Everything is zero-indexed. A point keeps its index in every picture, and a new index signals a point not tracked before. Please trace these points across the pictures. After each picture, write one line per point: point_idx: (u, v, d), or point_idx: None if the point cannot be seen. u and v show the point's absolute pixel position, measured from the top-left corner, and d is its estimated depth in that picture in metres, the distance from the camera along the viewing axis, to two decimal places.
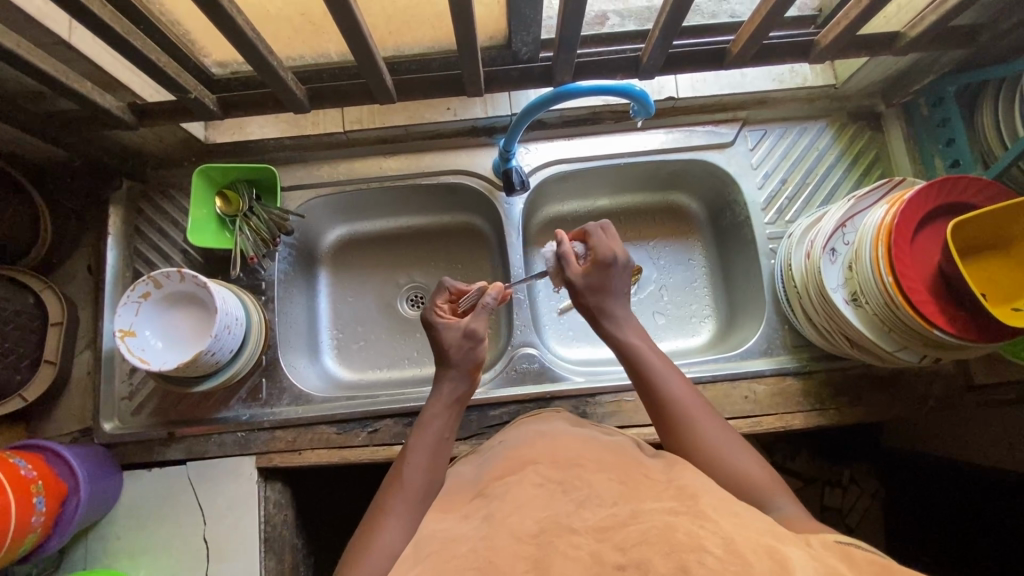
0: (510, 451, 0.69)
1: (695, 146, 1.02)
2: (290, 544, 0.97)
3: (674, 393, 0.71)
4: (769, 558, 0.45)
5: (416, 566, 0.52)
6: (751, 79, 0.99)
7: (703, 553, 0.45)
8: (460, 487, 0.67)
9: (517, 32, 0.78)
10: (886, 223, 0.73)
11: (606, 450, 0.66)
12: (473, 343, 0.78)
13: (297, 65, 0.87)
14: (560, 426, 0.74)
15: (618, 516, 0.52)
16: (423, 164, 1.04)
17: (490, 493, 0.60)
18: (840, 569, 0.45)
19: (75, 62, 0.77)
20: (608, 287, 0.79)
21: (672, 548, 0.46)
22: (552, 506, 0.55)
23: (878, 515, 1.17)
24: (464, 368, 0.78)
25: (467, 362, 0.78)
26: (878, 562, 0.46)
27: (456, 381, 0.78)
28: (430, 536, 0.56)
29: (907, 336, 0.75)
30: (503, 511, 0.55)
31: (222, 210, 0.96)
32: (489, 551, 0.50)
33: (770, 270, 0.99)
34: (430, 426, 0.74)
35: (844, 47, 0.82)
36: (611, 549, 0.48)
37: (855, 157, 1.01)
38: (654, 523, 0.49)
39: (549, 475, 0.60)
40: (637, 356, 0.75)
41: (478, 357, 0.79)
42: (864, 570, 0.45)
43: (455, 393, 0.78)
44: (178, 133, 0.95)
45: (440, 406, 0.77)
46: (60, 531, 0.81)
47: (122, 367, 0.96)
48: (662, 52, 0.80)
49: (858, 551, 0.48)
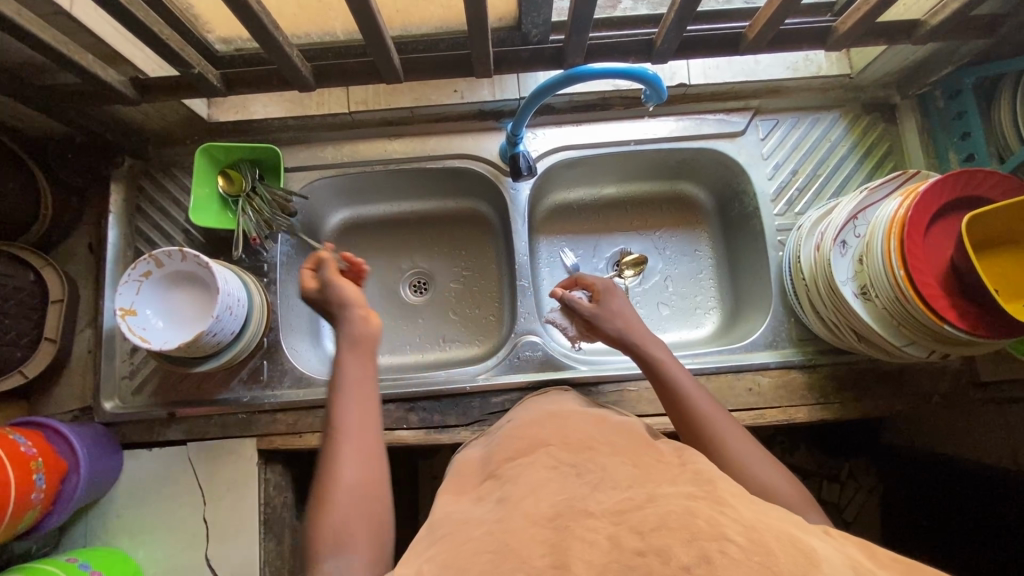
0: (517, 433, 0.69)
1: (705, 135, 1.00)
2: (291, 526, 0.97)
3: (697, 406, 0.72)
4: (794, 550, 0.43)
5: (429, 549, 0.51)
6: (764, 66, 0.98)
7: (725, 543, 0.43)
8: (468, 472, 0.67)
9: (527, 13, 0.77)
10: (899, 215, 0.71)
11: (613, 434, 0.66)
12: (337, 289, 0.77)
13: (302, 43, 0.85)
14: (569, 408, 0.74)
15: (634, 499, 0.50)
16: (427, 147, 1.02)
17: (500, 476, 0.60)
18: (863, 562, 0.44)
19: (76, 34, 0.75)
20: (620, 309, 0.83)
21: (694, 536, 0.44)
22: (565, 489, 0.54)
23: (874, 509, 1.19)
24: (350, 305, 0.76)
25: (345, 302, 0.76)
26: (903, 557, 0.46)
27: (347, 322, 0.75)
28: (442, 520, 0.56)
29: (916, 330, 0.74)
30: (516, 495, 0.54)
31: (225, 190, 0.95)
32: (504, 534, 0.48)
33: (778, 262, 0.97)
34: (344, 369, 0.73)
35: (861, 35, 0.80)
36: (629, 533, 0.46)
37: (867, 150, 1.00)
38: (672, 508, 0.48)
39: (560, 457, 0.60)
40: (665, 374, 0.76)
41: (352, 295, 0.77)
42: (888, 567, 0.44)
43: (358, 329, 0.75)
44: (180, 110, 0.93)
45: (346, 348, 0.74)
46: (60, 508, 0.81)
47: (122, 346, 0.96)
48: (677, 35, 0.78)
49: (879, 548, 0.47)
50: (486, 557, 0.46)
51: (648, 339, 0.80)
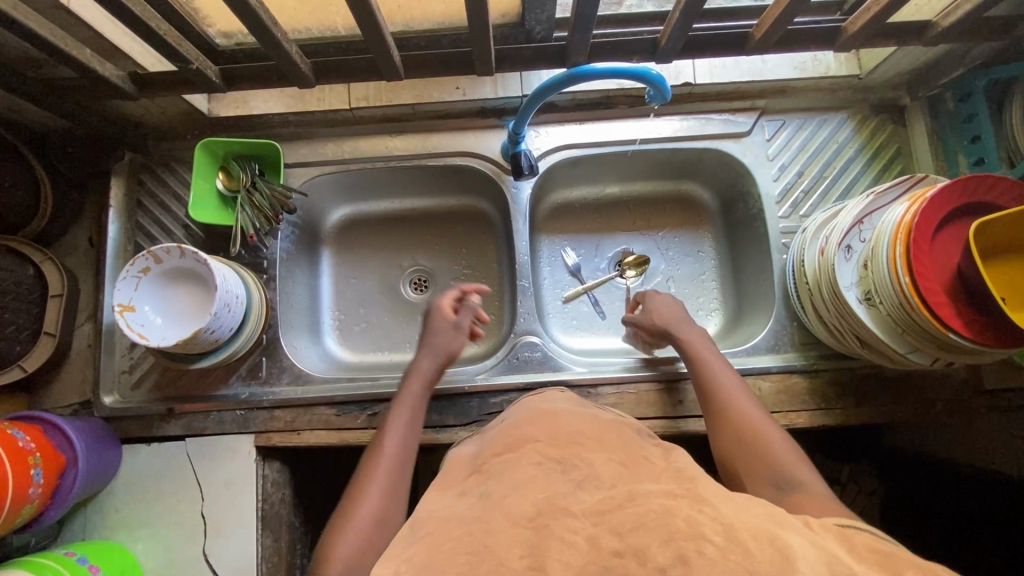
0: (507, 430, 0.68)
1: (710, 134, 0.99)
2: (287, 522, 0.97)
3: (737, 405, 0.74)
4: (771, 547, 0.43)
5: (410, 546, 0.50)
6: (771, 66, 0.96)
7: (702, 542, 0.43)
8: (456, 466, 0.66)
9: (531, 10, 0.76)
10: (906, 221, 0.70)
11: (603, 432, 0.65)
12: (457, 333, 0.88)
13: (302, 38, 0.84)
14: (560, 407, 0.73)
15: (615, 499, 0.50)
16: (429, 144, 1.02)
17: (486, 471, 0.60)
18: (838, 556, 0.44)
19: (74, 28, 0.74)
20: (668, 311, 0.90)
21: (671, 535, 0.44)
22: (550, 487, 0.53)
23: (876, 513, 1.17)
24: (442, 357, 0.86)
25: (443, 349, 0.86)
26: (883, 549, 0.45)
27: (432, 363, 0.85)
28: (425, 515, 0.55)
29: (921, 338, 0.73)
30: (499, 493, 0.53)
31: (223, 186, 0.94)
32: (483, 534, 0.48)
33: (781, 266, 0.96)
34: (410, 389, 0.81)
35: (872, 36, 0.79)
36: (608, 533, 0.46)
37: (875, 152, 0.98)
38: (653, 507, 0.48)
39: (547, 453, 0.59)
40: (710, 374, 0.79)
41: (453, 348, 0.87)
42: (864, 557, 0.44)
43: (430, 376, 0.84)
44: (180, 105, 0.92)
45: (419, 382, 0.83)
46: (59, 502, 0.81)
47: (122, 341, 0.96)
48: (682, 35, 0.77)
49: (858, 538, 0.48)
50: (463, 558, 0.45)
51: (699, 340, 0.84)
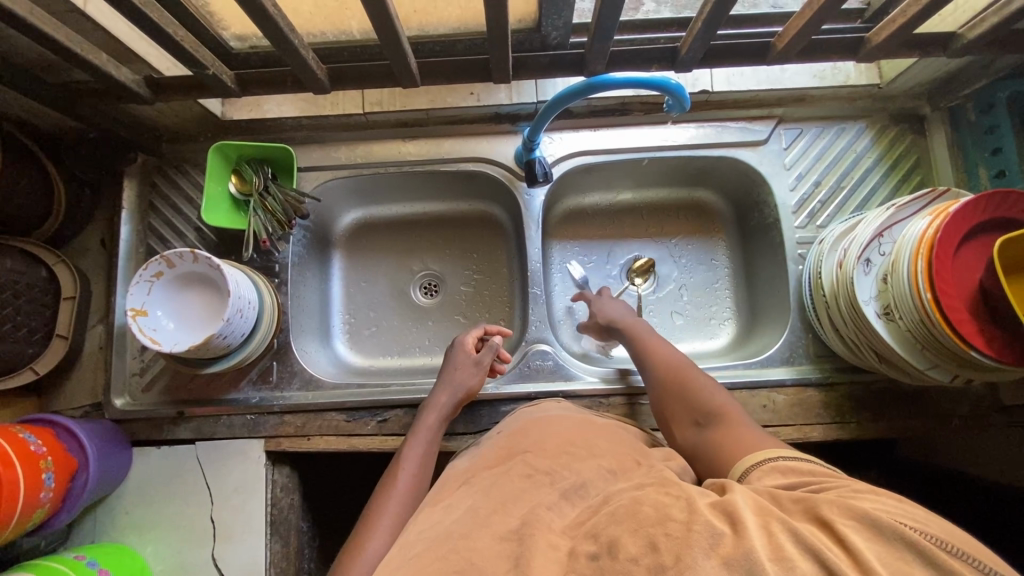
0: (506, 439, 0.68)
1: (726, 142, 0.98)
2: (296, 527, 0.97)
3: (681, 377, 0.76)
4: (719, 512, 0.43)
5: (401, 555, 0.49)
6: (790, 75, 0.94)
7: (667, 524, 0.42)
8: (457, 472, 0.65)
9: (548, 16, 0.75)
10: (928, 236, 0.69)
11: (604, 440, 0.65)
12: (478, 370, 0.87)
13: (317, 42, 0.84)
14: (557, 414, 0.72)
15: (591, 508, 0.50)
16: (443, 150, 1.01)
17: (477, 480, 0.59)
18: (771, 509, 0.43)
19: (88, 32, 0.74)
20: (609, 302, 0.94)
21: (640, 525, 0.43)
22: (537, 498, 0.53)
23: None
24: (456, 393, 0.85)
25: (461, 386, 0.85)
26: (801, 496, 0.45)
27: (447, 398, 0.84)
28: (421, 522, 0.55)
29: (941, 355, 0.72)
30: (487, 507, 0.52)
31: (237, 189, 0.94)
32: (468, 551, 0.45)
33: (797, 276, 0.95)
34: (422, 423, 0.82)
35: (894, 47, 0.78)
36: (586, 539, 0.45)
37: (893, 163, 0.97)
38: (621, 502, 0.47)
39: (537, 464, 0.59)
40: (647, 353, 0.82)
41: (469, 384, 0.86)
42: (792, 512, 0.44)
43: (447, 411, 0.84)
44: (193, 108, 0.92)
45: (434, 415, 0.83)
46: (70, 506, 0.81)
47: (133, 343, 0.96)
48: (703, 44, 0.76)
49: (784, 492, 0.47)
50: None
51: (640, 325, 0.88)
